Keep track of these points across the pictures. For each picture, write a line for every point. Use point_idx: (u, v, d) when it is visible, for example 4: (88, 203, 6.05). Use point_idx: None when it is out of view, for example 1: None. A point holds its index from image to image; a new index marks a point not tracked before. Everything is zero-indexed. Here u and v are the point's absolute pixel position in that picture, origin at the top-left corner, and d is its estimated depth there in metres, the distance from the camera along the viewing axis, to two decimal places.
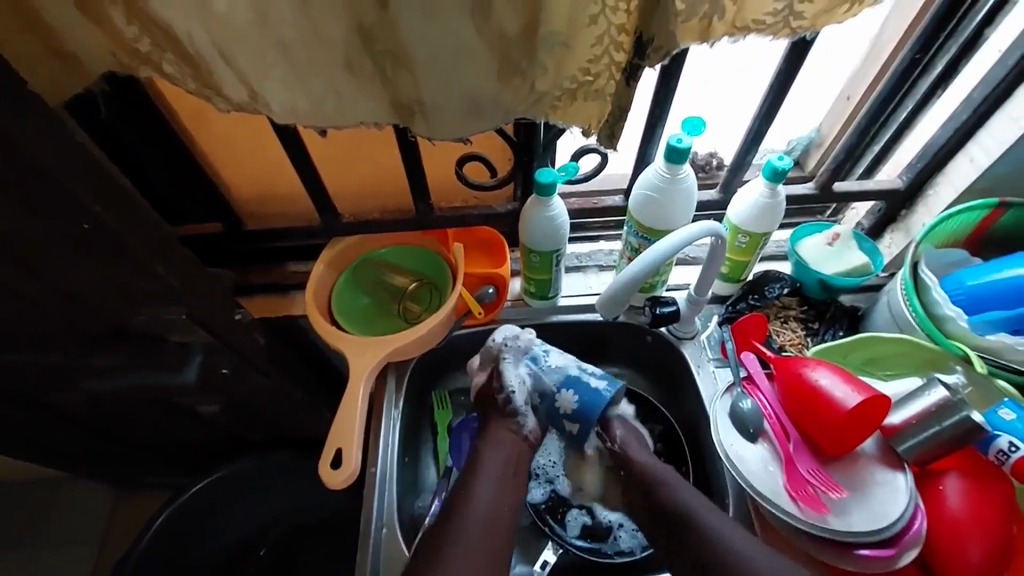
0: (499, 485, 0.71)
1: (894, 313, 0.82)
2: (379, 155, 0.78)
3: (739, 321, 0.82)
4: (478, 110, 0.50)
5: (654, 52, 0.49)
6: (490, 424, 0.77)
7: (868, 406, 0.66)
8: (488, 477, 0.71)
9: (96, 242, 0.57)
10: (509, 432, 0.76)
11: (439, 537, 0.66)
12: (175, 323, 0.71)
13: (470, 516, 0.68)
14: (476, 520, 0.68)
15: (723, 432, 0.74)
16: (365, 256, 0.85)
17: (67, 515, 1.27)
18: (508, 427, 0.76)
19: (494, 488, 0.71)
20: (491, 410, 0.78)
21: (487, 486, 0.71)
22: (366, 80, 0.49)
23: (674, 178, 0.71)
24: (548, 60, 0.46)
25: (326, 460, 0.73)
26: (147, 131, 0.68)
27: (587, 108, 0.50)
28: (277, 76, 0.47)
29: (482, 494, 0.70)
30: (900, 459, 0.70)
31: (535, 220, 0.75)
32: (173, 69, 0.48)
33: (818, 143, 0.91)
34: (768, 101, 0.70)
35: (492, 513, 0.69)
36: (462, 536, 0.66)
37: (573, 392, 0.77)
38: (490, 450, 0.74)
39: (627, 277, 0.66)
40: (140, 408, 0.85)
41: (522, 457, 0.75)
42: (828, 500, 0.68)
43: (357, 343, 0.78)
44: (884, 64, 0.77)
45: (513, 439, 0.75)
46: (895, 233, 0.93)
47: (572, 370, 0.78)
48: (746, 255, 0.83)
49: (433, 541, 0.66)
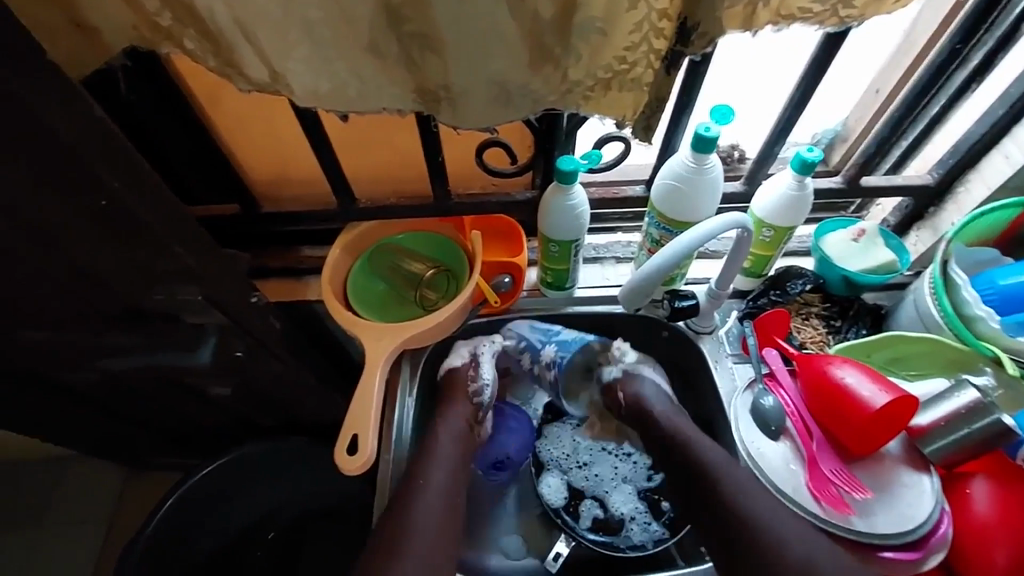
0: (453, 458, 0.74)
1: (920, 312, 0.79)
2: (397, 140, 0.77)
3: (759, 318, 0.77)
4: (506, 98, 0.48)
5: (699, 40, 0.47)
6: (448, 400, 0.80)
7: (896, 405, 0.63)
8: (447, 433, 0.76)
9: (115, 220, 0.56)
10: (466, 417, 0.79)
11: (405, 489, 0.70)
12: (190, 303, 0.69)
13: (434, 479, 0.71)
14: (438, 484, 0.71)
15: (744, 429, 0.70)
16: (379, 242, 0.84)
17: (77, 492, 1.29)
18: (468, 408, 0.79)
19: (448, 454, 0.74)
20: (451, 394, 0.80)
21: (442, 469, 0.72)
22: (392, 64, 0.47)
23: (700, 168, 0.69)
24: (583, 47, 0.44)
25: (343, 446, 0.72)
26: (166, 108, 0.67)
27: (622, 98, 0.48)
28: (300, 57, 0.45)
29: (437, 471, 0.72)
30: (925, 461, 0.67)
31: (555, 208, 0.74)
32: (194, 45, 0.47)
33: (844, 136, 0.90)
34: (800, 90, 0.68)
35: (447, 472, 0.72)
36: (425, 487, 0.70)
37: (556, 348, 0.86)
38: (443, 417, 0.78)
39: (650, 268, 0.64)
40: (153, 389, 0.85)
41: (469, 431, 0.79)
42: (852, 501, 0.65)
43: (373, 329, 0.76)
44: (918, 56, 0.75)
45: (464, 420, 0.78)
46: (921, 230, 0.91)
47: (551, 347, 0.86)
48: (769, 249, 0.82)
49: (400, 496, 0.70)
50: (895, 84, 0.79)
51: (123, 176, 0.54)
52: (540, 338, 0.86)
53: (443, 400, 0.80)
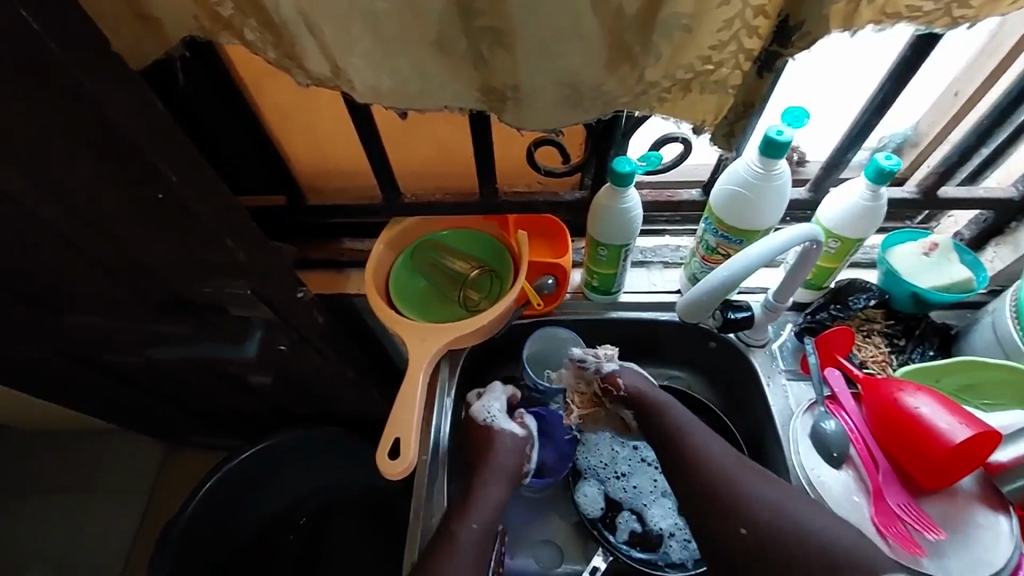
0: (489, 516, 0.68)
1: (998, 335, 0.74)
2: (447, 135, 0.74)
3: (821, 335, 0.73)
4: (577, 98, 0.44)
5: (800, 40, 0.43)
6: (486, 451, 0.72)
7: (977, 440, 0.58)
8: (494, 481, 0.70)
9: (167, 213, 0.55)
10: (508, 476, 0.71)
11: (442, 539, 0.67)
12: (238, 296, 0.69)
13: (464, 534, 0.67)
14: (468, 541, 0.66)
15: (804, 454, 0.67)
16: (424, 239, 0.83)
17: (121, 465, 1.33)
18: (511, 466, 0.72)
19: (493, 507, 0.69)
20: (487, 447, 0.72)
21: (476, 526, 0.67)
22: (457, 61, 0.44)
23: (768, 174, 0.64)
24: (665, 47, 0.41)
25: (384, 450, 0.70)
26: (218, 97, 0.67)
27: (703, 101, 0.45)
28: (363, 51, 0.43)
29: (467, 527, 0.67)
30: (1003, 501, 0.62)
31: (607, 210, 0.71)
32: (256, 37, 0.45)
33: (914, 142, 0.83)
34: (880, 95, 0.63)
35: (488, 525, 0.68)
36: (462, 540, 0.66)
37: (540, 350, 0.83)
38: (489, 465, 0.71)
39: (714, 280, 0.61)
40: (198, 375, 0.86)
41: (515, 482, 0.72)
42: (922, 540, 0.61)
43: (418, 330, 0.75)
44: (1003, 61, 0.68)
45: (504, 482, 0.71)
46: (1000, 246, 0.84)
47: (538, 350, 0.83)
48: (835, 261, 0.77)
49: (436, 545, 0.67)
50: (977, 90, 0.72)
51: (180, 170, 0.53)
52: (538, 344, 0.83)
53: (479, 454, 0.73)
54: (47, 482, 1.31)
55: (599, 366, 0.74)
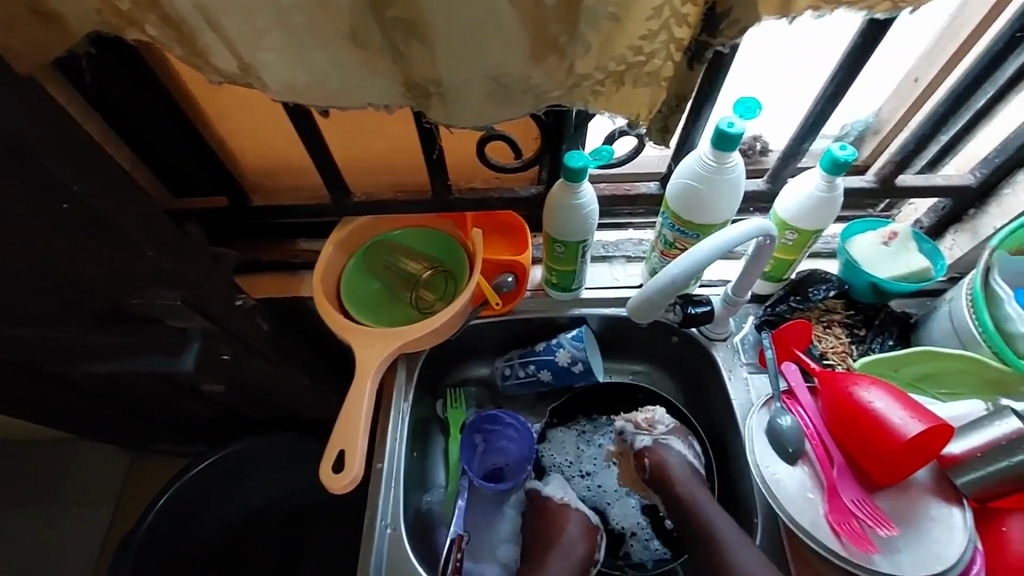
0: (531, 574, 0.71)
1: (956, 326, 0.74)
2: (394, 131, 0.72)
3: (779, 328, 0.72)
4: (505, 94, 0.42)
5: (729, 28, 0.41)
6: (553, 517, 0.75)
7: (929, 435, 0.58)
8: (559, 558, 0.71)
9: (78, 225, 0.51)
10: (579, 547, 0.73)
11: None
12: (170, 309, 0.65)
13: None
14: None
15: (759, 450, 0.65)
16: (375, 239, 0.80)
17: (81, 476, 1.28)
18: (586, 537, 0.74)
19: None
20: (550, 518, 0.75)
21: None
22: (376, 54, 0.42)
23: (721, 167, 0.63)
24: (593, 37, 0.38)
25: (328, 463, 0.67)
26: (144, 96, 0.63)
27: (637, 94, 0.43)
28: (270, 45, 0.39)
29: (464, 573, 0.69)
30: (957, 493, 0.62)
31: (562, 208, 0.69)
32: (158, 33, 0.42)
33: (875, 129, 0.82)
34: (834, 83, 0.61)
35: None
36: None
37: (557, 349, 0.82)
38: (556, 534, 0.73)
39: (664, 279, 0.59)
40: (146, 386, 0.82)
41: (591, 541, 0.74)
42: (875, 537, 0.60)
43: (366, 336, 0.72)
44: (964, 44, 0.67)
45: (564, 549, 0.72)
46: (959, 233, 0.84)
47: (545, 346, 0.82)
48: (792, 253, 0.76)
49: None
50: (936, 76, 0.72)
51: (84, 177, 0.49)
52: (550, 347, 0.82)
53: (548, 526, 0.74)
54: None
55: (634, 439, 0.77)
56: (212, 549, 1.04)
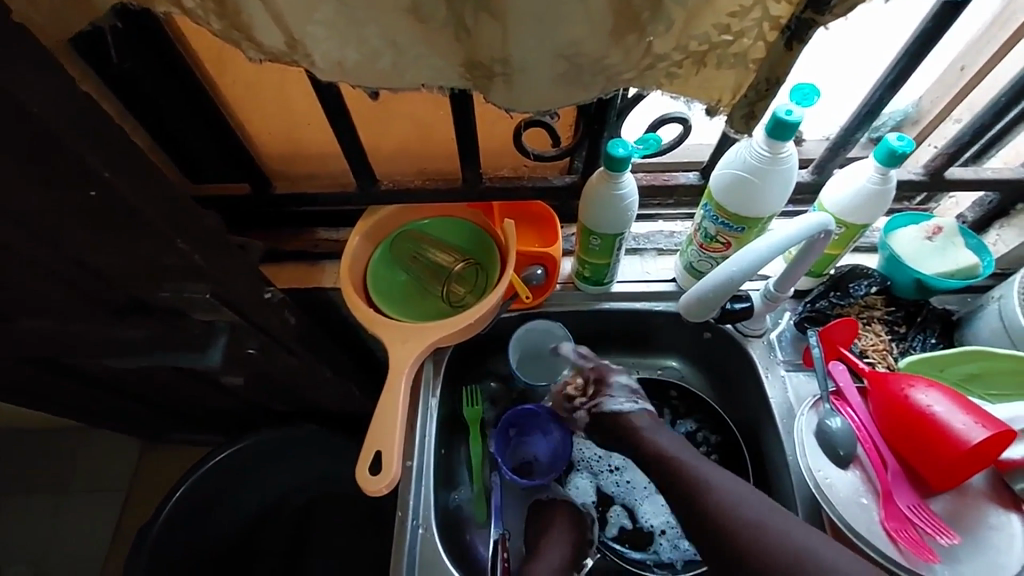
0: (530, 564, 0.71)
1: (1006, 322, 0.71)
2: (425, 117, 0.68)
3: (825, 327, 0.70)
4: (576, 76, 0.38)
5: (839, 6, 0.36)
6: (553, 509, 0.75)
7: (993, 440, 0.56)
8: (554, 545, 0.71)
9: (104, 215, 0.48)
10: (575, 535, 0.73)
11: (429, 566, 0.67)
12: (196, 303, 0.62)
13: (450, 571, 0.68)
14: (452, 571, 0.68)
15: (810, 453, 0.63)
16: (402, 229, 0.77)
17: (93, 465, 1.25)
18: (572, 525, 0.73)
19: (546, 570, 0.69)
20: (552, 518, 0.74)
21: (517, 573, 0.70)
22: (434, 30, 0.38)
23: (775, 158, 0.60)
24: (677, 14, 0.35)
25: (365, 464, 0.65)
26: (168, 75, 0.59)
27: (719, 78, 0.40)
28: (324, 18, 0.36)
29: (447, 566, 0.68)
30: (1015, 499, 0.60)
31: (601, 197, 0.66)
32: (194, 4, 0.38)
33: (915, 119, 0.79)
34: (895, 71, 0.58)
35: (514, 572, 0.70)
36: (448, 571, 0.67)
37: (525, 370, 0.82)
38: (552, 527, 0.73)
39: (722, 276, 0.57)
40: (164, 378, 0.80)
41: (582, 540, 0.73)
42: (935, 546, 0.59)
43: (397, 331, 0.70)
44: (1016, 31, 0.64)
45: (561, 541, 0.72)
46: (1005, 229, 0.80)
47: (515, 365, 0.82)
48: (840, 247, 0.73)
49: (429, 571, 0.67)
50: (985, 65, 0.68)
51: (109, 163, 0.45)
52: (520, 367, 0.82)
53: (547, 521, 0.74)
54: (8, 483, 1.24)
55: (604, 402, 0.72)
56: (229, 544, 1.02)
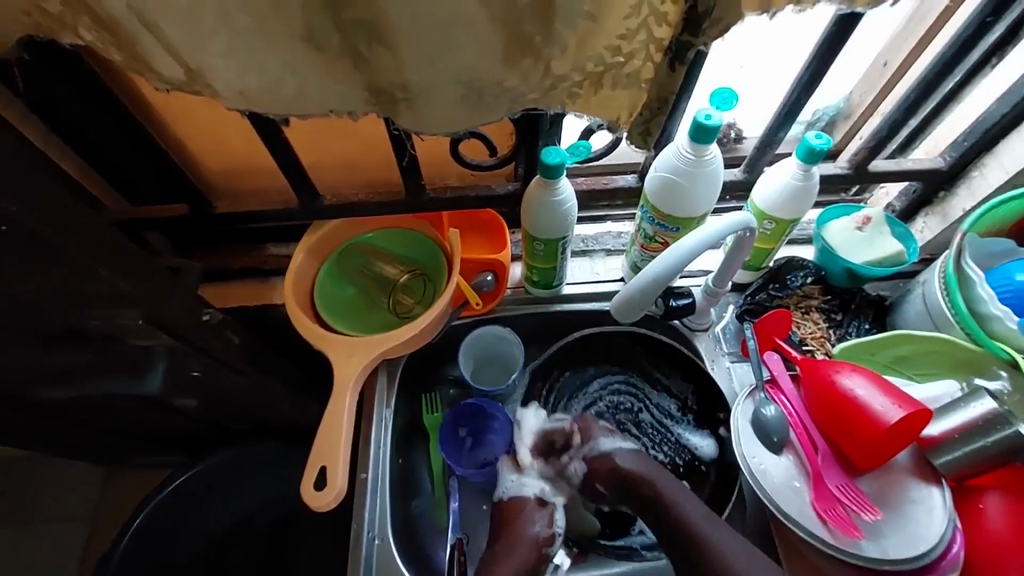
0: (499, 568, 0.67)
1: (929, 306, 0.75)
2: (360, 132, 0.69)
3: (760, 318, 0.73)
4: (478, 98, 0.40)
5: (711, 28, 0.39)
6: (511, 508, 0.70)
7: (909, 419, 0.59)
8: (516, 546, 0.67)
9: (17, 250, 0.47)
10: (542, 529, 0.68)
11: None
12: (132, 329, 0.62)
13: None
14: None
15: (745, 441, 0.66)
16: (347, 243, 0.77)
17: (53, 495, 1.22)
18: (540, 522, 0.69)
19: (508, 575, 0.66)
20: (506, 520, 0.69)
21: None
22: (336, 58, 0.39)
23: (700, 160, 0.62)
24: (570, 38, 0.37)
25: (310, 480, 0.65)
26: (90, 100, 0.58)
27: (616, 97, 0.42)
28: (220, 50, 0.37)
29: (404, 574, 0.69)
30: (937, 474, 0.64)
31: (538, 203, 0.68)
32: (93, 37, 0.38)
33: (846, 113, 0.83)
34: (808, 72, 0.61)
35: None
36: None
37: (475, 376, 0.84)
38: (511, 533, 0.68)
39: (646, 277, 0.59)
40: (111, 405, 0.79)
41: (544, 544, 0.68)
42: (860, 523, 0.62)
43: (343, 345, 0.70)
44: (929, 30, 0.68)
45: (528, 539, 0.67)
46: (930, 217, 0.84)
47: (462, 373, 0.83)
48: (771, 242, 0.76)
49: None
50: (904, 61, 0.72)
51: (19, 196, 0.45)
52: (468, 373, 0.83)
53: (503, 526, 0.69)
54: None
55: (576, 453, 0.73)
56: None
